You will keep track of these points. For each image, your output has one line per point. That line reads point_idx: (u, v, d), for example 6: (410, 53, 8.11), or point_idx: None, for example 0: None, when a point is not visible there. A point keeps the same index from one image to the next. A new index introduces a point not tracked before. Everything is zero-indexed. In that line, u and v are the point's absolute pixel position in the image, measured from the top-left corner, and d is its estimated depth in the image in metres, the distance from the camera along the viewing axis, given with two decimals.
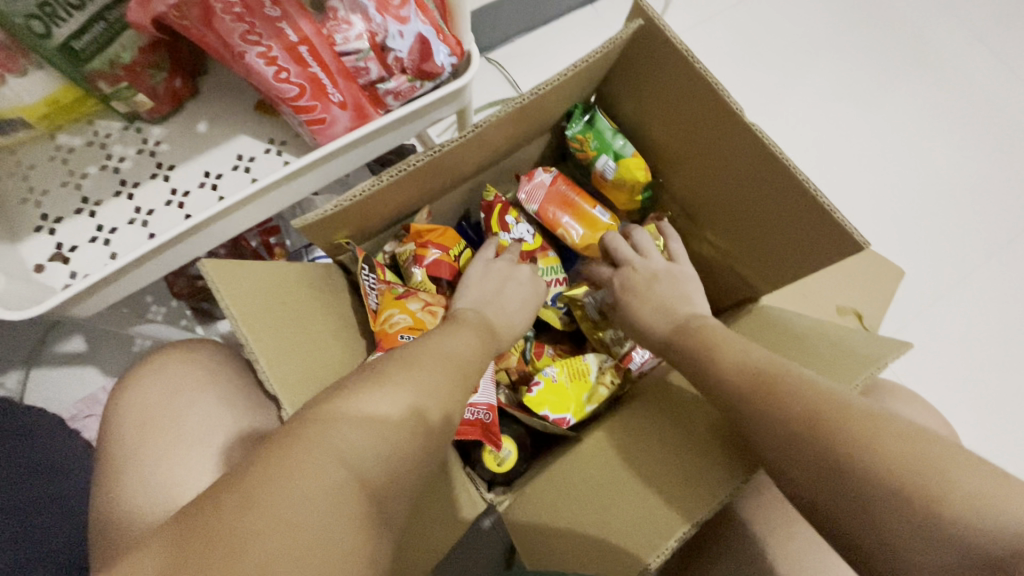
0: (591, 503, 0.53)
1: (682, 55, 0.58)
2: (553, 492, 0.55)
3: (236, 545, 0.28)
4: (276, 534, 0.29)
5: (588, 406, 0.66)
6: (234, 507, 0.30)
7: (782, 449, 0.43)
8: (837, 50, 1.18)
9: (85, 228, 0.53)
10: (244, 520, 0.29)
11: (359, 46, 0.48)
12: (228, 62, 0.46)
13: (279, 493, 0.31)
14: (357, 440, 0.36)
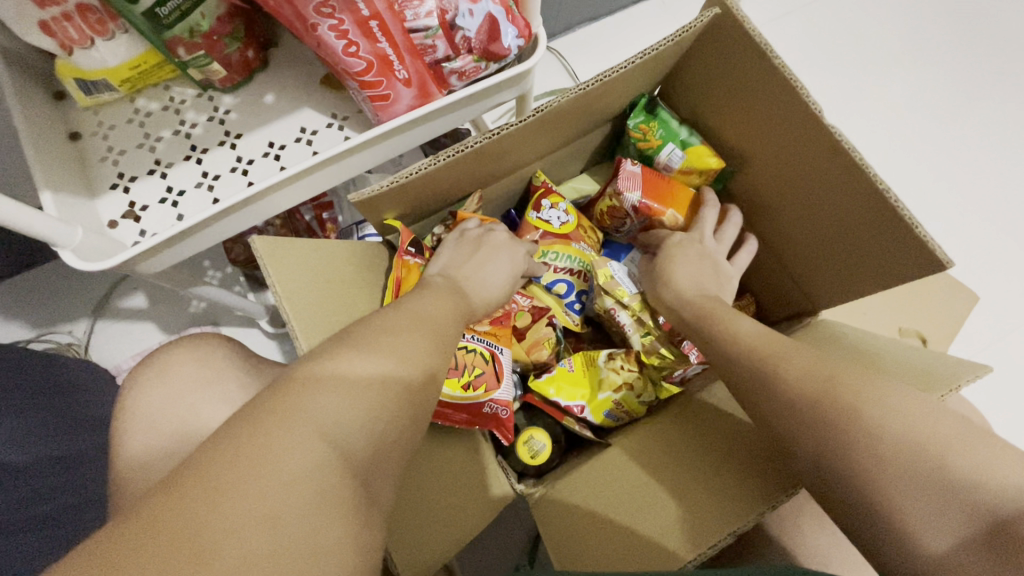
0: (616, 497, 0.54)
1: (761, 48, 0.54)
2: (584, 491, 0.56)
3: (206, 543, 0.27)
4: (253, 531, 0.28)
5: (600, 394, 0.65)
6: (210, 496, 0.28)
7: (829, 475, 0.41)
8: (924, 55, 1.11)
9: (156, 189, 0.56)
10: (220, 511, 0.28)
11: (428, 23, 0.48)
12: (300, 33, 0.47)
13: (257, 484, 0.29)
14: (345, 417, 0.35)
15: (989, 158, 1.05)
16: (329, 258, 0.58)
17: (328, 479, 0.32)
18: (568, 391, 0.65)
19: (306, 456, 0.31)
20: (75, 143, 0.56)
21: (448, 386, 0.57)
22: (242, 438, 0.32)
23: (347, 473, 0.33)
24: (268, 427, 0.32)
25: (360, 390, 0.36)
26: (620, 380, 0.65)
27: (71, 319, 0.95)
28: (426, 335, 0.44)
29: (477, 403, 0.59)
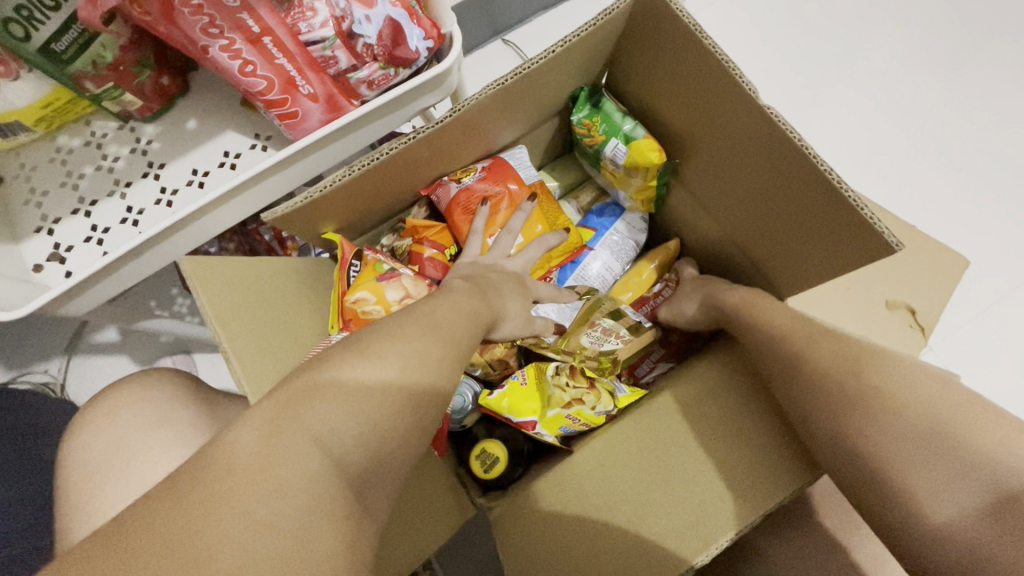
0: (607, 499, 0.52)
1: (690, 29, 0.51)
2: (594, 485, 0.53)
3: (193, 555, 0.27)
4: (245, 540, 0.28)
5: (550, 410, 0.61)
6: (191, 511, 0.28)
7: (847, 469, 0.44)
8: (899, 16, 1.07)
9: (81, 228, 0.55)
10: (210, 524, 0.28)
11: (324, 33, 0.46)
12: (194, 57, 0.45)
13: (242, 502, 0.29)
14: (338, 418, 0.34)
15: (974, 118, 1.00)
16: (267, 277, 0.55)
17: (321, 485, 0.32)
18: (520, 406, 0.62)
19: (301, 473, 0.31)
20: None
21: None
22: (246, 446, 0.31)
23: None
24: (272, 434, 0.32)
25: (352, 400, 0.35)
26: (568, 396, 0.62)
27: (45, 358, 0.95)
28: None
29: None
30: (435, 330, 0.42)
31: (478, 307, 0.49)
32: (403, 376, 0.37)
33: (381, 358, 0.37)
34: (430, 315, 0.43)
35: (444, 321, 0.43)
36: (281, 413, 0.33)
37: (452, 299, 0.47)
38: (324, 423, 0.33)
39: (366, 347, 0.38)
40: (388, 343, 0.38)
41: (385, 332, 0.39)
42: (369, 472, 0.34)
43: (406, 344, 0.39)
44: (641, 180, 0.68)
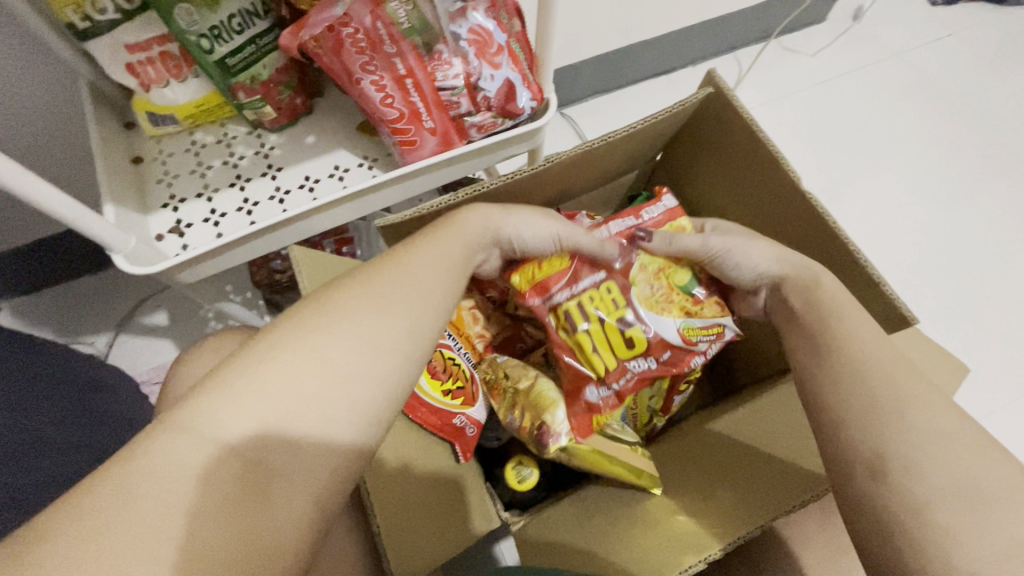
0: (566, 527, 0.57)
1: (748, 124, 0.62)
2: (561, 519, 0.59)
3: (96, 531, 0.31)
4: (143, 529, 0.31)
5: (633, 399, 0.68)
6: (116, 490, 0.32)
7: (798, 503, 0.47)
8: (915, 139, 1.19)
9: (201, 210, 0.63)
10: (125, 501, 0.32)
11: (455, 83, 0.54)
12: (343, 85, 0.55)
13: (162, 484, 0.33)
14: (282, 406, 0.36)
15: (980, 243, 1.11)
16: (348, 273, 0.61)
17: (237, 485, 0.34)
18: None
19: (221, 477, 0.34)
20: (138, 166, 0.64)
21: (427, 385, 0.57)
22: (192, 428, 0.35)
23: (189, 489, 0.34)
24: (213, 418, 0.35)
25: (301, 390, 0.36)
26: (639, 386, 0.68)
27: (95, 331, 1.00)
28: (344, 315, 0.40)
29: (451, 412, 0.57)
30: (397, 311, 0.40)
31: (446, 274, 0.45)
32: (352, 363, 0.37)
33: (337, 360, 0.37)
34: (401, 297, 0.41)
35: (423, 300, 0.42)
36: (199, 414, 0.35)
37: (438, 268, 0.45)
38: (267, 412, 0.35)
39: (317, 335, 0.38)
40: (349, 327, 0.39)
41: (346, 319, 0.39)
42: (304, 453, 0.36)
43: (354, 332, 0.38)
44: (668, 281, 0.60)
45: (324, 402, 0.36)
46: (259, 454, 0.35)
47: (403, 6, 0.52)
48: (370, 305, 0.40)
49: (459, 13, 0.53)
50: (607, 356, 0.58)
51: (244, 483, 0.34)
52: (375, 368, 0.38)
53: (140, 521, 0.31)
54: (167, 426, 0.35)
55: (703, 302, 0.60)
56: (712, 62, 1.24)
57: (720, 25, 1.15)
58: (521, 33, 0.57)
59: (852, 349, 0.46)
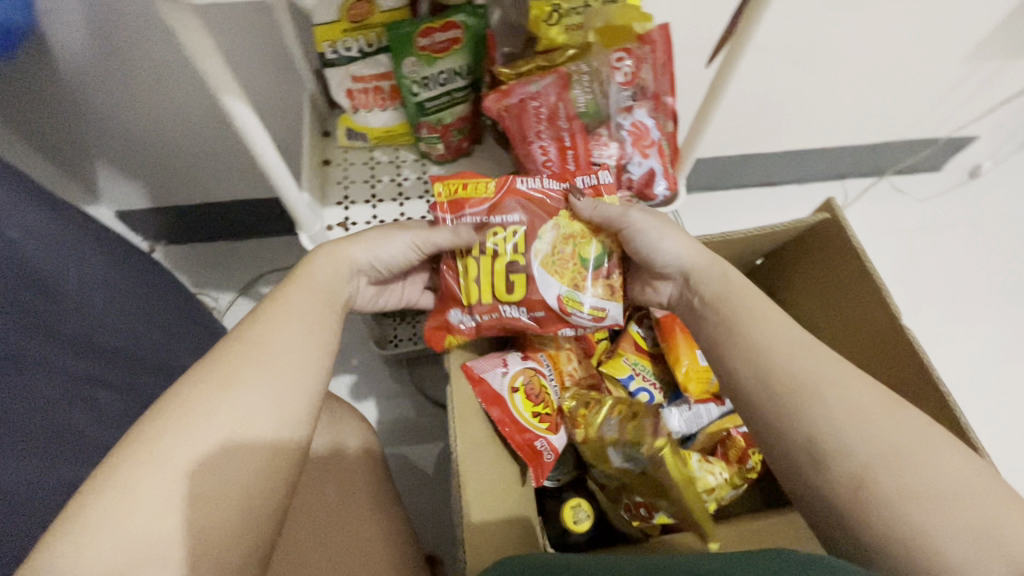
0: None
1: (858, 254, 0.67)
2: None
3: None
4: None
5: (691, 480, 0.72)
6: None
7: None
8: (1015, 304, 1.18)
9: (365, 215, 0.75)
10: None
11: (608, 162, 0.64)
12: (515, 145, 0.65)
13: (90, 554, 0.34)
14: (188, 458, 0.39)
15: None
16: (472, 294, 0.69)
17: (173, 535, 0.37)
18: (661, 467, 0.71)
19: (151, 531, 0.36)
20: (324, 166, 0.77)
21: (522, 404, 0.61)
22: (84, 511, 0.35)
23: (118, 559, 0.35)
24: (107, 489, 0.36)
25: (198, 444, 0.39)
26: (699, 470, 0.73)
27: (221, 288, 1.14)
28: (205, 382, 0.42)
29: (533, 434, 0.61)
30: (261, 354, 0.45)
31: (315, 318, 0.50)
32: (230, 401, 0.42)
33: (223, 411, 0.41)
34: (256, 346, 0.46)
35: (288, 347, 0.47)
36: (71, 529, 0.35)
37: (299, 317, 0.49)
38: (166, 474, 0.38)
39: (172, 413, 0.40)
40: (233, 390, 0.42)
41: (209, 381, 0.43)
42: (230, 478, 0.40)
43: (221, 385, 0.42)
44: (575, 247, 0.61)
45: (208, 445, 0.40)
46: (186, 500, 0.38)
47: (584, 95, 0.63)
48: (231, 364, 0.44)
49: (626, 109, 0.63)
50: (484, 291, 0.62)
51: (189, 520, 0.38)
52: (259, 400, 0.43)
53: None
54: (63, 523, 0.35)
55: (595, 281, 0.62)
56: (818, 185, 1.30)
57: (834, 154, 1.22)
58: (672, 133, 0.65)
59: (770, 358, 0.49)
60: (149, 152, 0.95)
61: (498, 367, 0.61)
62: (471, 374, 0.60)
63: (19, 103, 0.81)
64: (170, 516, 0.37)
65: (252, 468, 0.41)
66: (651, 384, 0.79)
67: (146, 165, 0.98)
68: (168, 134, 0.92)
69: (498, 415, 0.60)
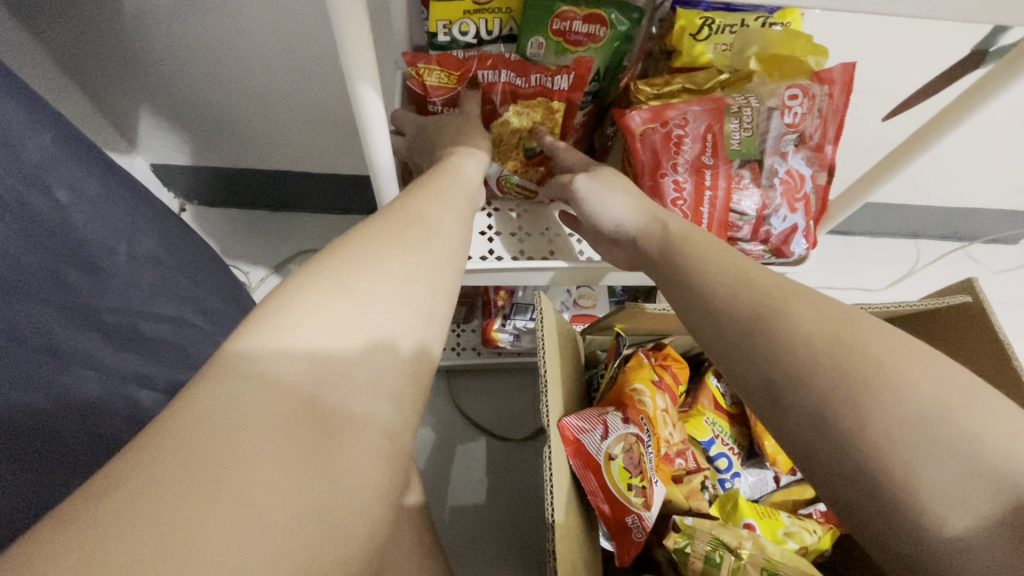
0: None
1: (998, 347, 0.61)
2: None
3: (181, 452, 0.26)
4: (233, 451, 0.27)
5: (787, 539, 0.66)
6: (185, 419, 0.27)
7: None
8: None
9: None
10: (201, 418, 0.27)
11: (748, 211, 0.56)
12: (642, 173, 0.57)
13: (234, 399, 0.29)
14: (340, 313, 0.34)
15: None
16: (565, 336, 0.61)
17: (312, 406, 0.30)
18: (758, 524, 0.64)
19: (295, 386, 0.30)
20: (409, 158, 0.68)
21: (618, 473, 0.54)
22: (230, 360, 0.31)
23: (276, 407, 0.29)
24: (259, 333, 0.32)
25: (354, 303, 0.35)
26: (793, 526, 0.67)
27: (252, 263, 1.05)
28: (376, 249, 0.39)
29: (627, 509, 0.54)
30: (395, 257, 0.39)
31: (456, 223, 0.47)
32: (390, 286, 0.37)
33: (383, 276, 0.37)
34: (410, 223, 0.42)
35: (437, 235, 0.43)
36: (205, 385, 0.29)
37: (445, 215, 0.46)
38: (320, 322, 0.33)
39: (336, 268, 0.36)
40: (394, 260, 0.38)
41: (370, 249, 0.39)
42: (370, 361, 0.34)
43: (376, 268, 0.37)
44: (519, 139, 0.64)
45: (369, 324, 0.34)
46: (328, 368, 0.32)
47: (740, 131, 0.54)
48: (397, 237, 0.41)
49: (782, 154, 0.55)
50: None
51: (331, 388, 0.32)
52: (412, 285, 0.38)
53: (232, 419, 0.28)
54: (218, 366, 0.30)
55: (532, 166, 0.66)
56: (894, 242, 1.23)
57: (919, 212, 1.15)
58: (823, 186, 0.57)
59: None
60: (203, 108, 0.85)
61: (596, 430, 0.55)
62: (564, 434, 0.54)
63: (73, 36, 0.72)
64: (318, 377, 0.31)
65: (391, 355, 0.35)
66: (730, 449, 0.72)
67: (197, 121, 0.88)
68: (227, 89, 0.82)
69: (585, 478, 0.54)
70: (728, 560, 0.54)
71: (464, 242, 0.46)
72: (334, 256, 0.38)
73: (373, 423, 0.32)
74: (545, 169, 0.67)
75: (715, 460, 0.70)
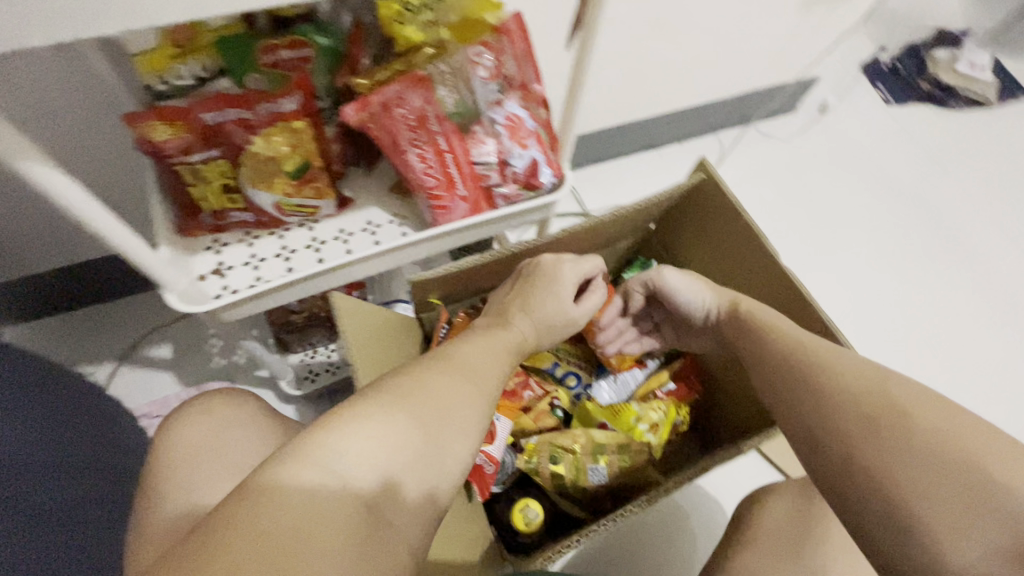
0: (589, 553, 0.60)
1: (733, 205, 0.72)
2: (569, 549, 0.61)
3: (281, 525, 0.36)
4: (313, 530, 0.37)
5: (637, 423, 0.75)
6: (283, 498, 0.37)
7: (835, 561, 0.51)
8: (874, 221, 1.32)
9: (242, 255, 0.68)
10: (297, 499, 0.38)
11: (488, 160, 0.63)
12: (388, 154, 0.62)
13: (321, 491, 0.39)
14: (395, 431, 0.44)
15: (933, 319, 1.22)
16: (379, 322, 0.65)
17: (366, 501, 0.41)
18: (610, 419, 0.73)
19: (364, 484, 0.41)
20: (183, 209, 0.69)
21: None
22: (314, 444, 0.41)
23: (347, 499, 0.40)
24: (338, 435, 0.42)
25: (402, 429, 0.44)
26: (640, 410, 0.77)
27: (96, 361, 1.01)
28: (436, 388, 0.50)
29: None
30: (435, 394, 0.48)
31: (493, 355, 0.58)
32: (434, 416, 0.47)
33: (426, 403, 0.47)
34: (454, 359, 0.54)
35: (469, 365, 0.54)
36: (296, 474, 0.39)
37: (477, 347, 0.58)
38: (383, 437, 0.43)
39: (394, 400, 0.46)
40: (437, 389, 0.49)
41: (420, 380, 0.49)
42: (413, 480, 0.44)
43: (428, 399, 0.48)
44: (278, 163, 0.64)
45: (420, 449, 0.45)
46: (386, 475, 0.42)
47: (449, 94, 0.60)
48: (439, 375, 0.51)
49: (496, 103, 0.62)
50: (216, 195, 0.65)
51: (383, 493, 0.42)
52: (452, 420, 0.48)
53: (319, 508, 0.38)
54: (305, 458, 0.40)
55: (306, 184, 0.67)
56: (698, 141, 1.38)
57: (705, 110, 1.29)
58: (547, 120, 0.65)
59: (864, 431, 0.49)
60: None
61: None
62: None
63: None
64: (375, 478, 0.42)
65: (427, 474, 0.45)
66: (574, 365, 0.81)
67: None
68: None
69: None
70: (567, 456, 0.66)
71: (495, 365, 0.57)
72: (389, 386, 0.48)
73: (405, 533, 0.42)
74: (319, 188, 0.68)
75: (563, 380, 0.78)
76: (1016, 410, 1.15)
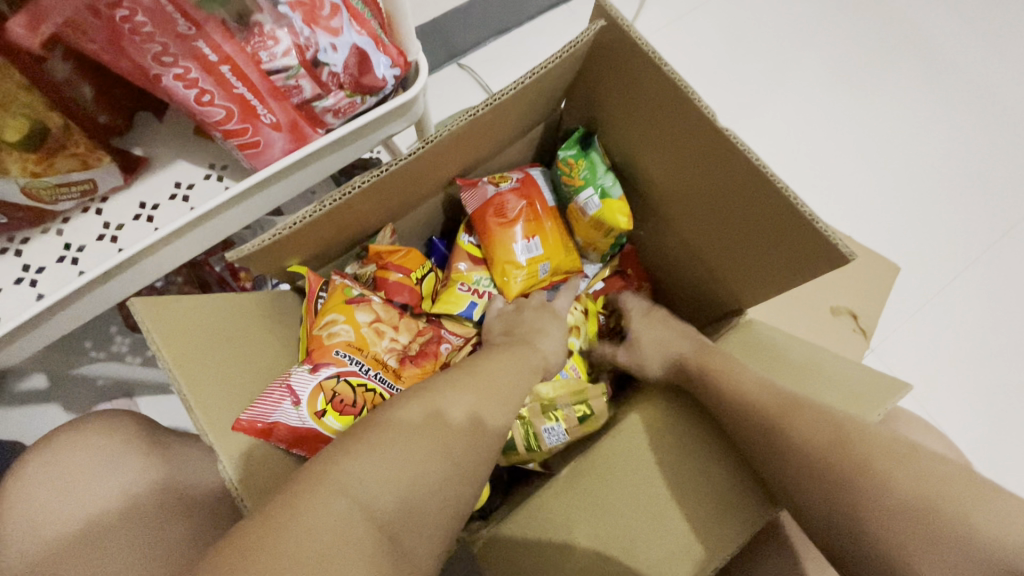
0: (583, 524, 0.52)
1: (649, 57, 0.54)
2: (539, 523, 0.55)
3: (285, 538, 0.31)
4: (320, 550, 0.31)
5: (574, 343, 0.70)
6: (287, 512, 0.33)
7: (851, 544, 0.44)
8: (823, 38, 1.14)
9: (10, 269, 0.50)
10: (305, 514, 0.33)
11: (287, 63, 0.44)
12: (144, 86, 0.43)
13: (330, 508, 0.33)
14: (418, 449, 0.38)
15: (897, 138, 1.09)
16: (223, 315, 0.50)
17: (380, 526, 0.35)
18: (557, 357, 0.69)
19: (379, 502, 0.35)
20: None
21: (339, 422, 0.51)
22: (330, 461, 0.36)
23: (363, 525, 0.34)
24: (355, 451, 0.37)
25: (425, 452, 0.39)
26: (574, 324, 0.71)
27: None
28: (461, 400, 0.44)
29: None
30: (460, 411, 0.42)
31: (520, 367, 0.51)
32: (459, 440, 0.41)
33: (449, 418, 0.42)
34: (478, 366, 0.49)
35: (495, 383, 0.48)
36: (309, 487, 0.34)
37: (503, 359, 0.51)
38: (405, 457, 0.38)
39: (417, 419, 0.40)
40: (460, 394, 0.44)
41: (440, 391, 0.44)
42: (430, 510, 0.38)
43: (457, 418, 0.42)
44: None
45: (441, 474, 0.39)
46: (404, 498, 0.36)
47: None
48: (462, 386, 0.45)
49: None
50: None
51: (396, 521, 0.36)
52: (477, 446, 0.42)
53: (328, 529, 0.32)
54: (319, 474, 0.35)
55: (56, 155, 0.47)
56: None
57: None
58: None
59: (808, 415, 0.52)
60: None
61: (286, 402, 0.49)
62: (254, 428, 0.46)
63: None
64: (391, 498, 0.36)
65: (446, 501, 0.39)
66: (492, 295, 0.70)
67: None
68: None
69: (310, 451, 0.50)
70: (517, 425, 0.62)
71: (523, 374, 0.51)
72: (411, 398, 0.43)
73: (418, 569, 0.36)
74: (82, 156, 0.49)
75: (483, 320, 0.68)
76: (994, 216, 1.05)
